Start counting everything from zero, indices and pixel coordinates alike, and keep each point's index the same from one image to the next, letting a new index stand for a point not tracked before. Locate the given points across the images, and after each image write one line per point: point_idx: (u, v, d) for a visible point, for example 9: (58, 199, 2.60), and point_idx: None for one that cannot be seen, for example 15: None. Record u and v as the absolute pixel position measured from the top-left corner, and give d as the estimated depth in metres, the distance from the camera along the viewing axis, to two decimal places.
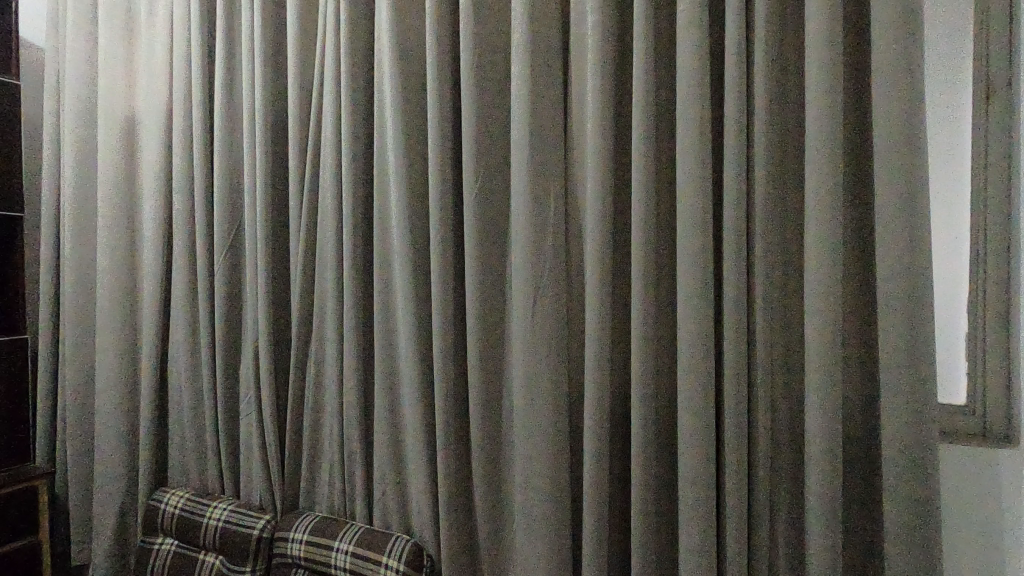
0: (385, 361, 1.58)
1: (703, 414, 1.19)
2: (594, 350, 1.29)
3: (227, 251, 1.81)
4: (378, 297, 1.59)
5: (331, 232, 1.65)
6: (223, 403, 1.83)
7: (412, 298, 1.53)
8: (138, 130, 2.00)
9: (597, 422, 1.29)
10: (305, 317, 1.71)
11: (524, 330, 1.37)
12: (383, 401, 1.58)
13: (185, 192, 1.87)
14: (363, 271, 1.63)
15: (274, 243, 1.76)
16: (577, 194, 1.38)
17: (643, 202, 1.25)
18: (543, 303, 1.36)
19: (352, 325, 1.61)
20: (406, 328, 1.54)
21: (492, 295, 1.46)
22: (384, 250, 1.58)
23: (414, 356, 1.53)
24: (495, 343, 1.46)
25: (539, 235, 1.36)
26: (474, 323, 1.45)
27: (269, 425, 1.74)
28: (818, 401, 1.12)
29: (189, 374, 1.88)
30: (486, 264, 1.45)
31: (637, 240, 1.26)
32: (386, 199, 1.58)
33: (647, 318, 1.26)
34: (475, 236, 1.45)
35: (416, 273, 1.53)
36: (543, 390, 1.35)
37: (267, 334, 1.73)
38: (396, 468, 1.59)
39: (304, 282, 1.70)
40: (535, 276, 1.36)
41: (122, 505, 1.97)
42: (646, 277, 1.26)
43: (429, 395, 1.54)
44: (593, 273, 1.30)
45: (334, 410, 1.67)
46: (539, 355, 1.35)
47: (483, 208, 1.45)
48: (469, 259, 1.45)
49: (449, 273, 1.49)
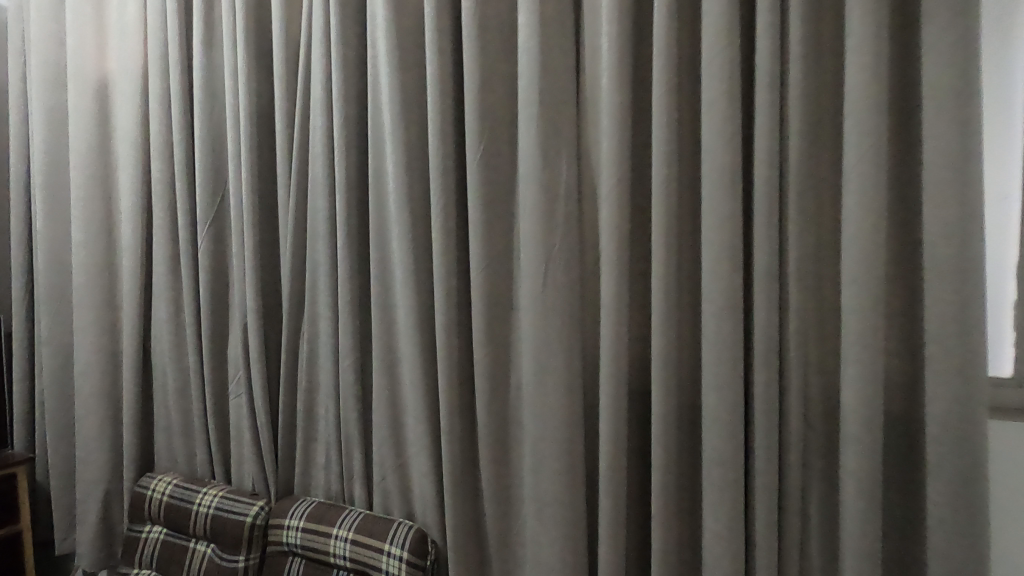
0: (383, 338, 1.48)
1: (731, 392, 1.10)
2: (611, 323, 1.20)
3: (211, 221, 1.69)
4: (376, 269, 1.48)
5: (323, 201, 1.53)
6: (212, 385, 1.72)
7: (413, 270, 1.43)
8: (112, 93, 1.86)
9: (615, 399, 1.20)
10: (297, 292, 1.60)
11: (535, 302, 1.27)
12: (382, 382, 1.49)
13: (164, 160, 1.74)
14: (358, 242, 1.52)
15: (261, 212, 1.64)
16: (591, 155, 1.28)
17: (664, 162, 1.15)
18: (555, 272, 1.25)
19: (347, 299, 1.51)
20: (406, 302, 1.44)
21: (499, 265, 1.35)
22: (381, 220, 1.47)
23: (416, 331, 1.43)
24: (503, 317, 1.36)
25: (550, 199, 1.26)
26: (480, 296, 1.35)
27: (260, 406, 1.64)
28: (856, 375, 1.04)
29: (174, 353, 1.77)
30: (492, 231, 1.35)
31: (658, 203, 1.16)
32: (382, 163, 1.47)
33: (669, 288, 1.16)
34: (479, 202, 1.34)
35: (416, 242, 1.43)
36: (555, 366, 1.26)
37: (256, 310, 1.62)
38: (397, 450, 1.50)
39: (294, 254, 1.59)
40: (546, 244, 1.26)
41: (107, 492, 1.87)
42: (668, 243, 1.16)
43: (432, 374, 1.45)
44: (609, 239, 1.20)
45: (329, 391, 1.57)
46: (551, 329, 1.26)
47: (488, 172, 1.34)
48: (473, 226, 1.35)
49: (452, 242, 1.38)
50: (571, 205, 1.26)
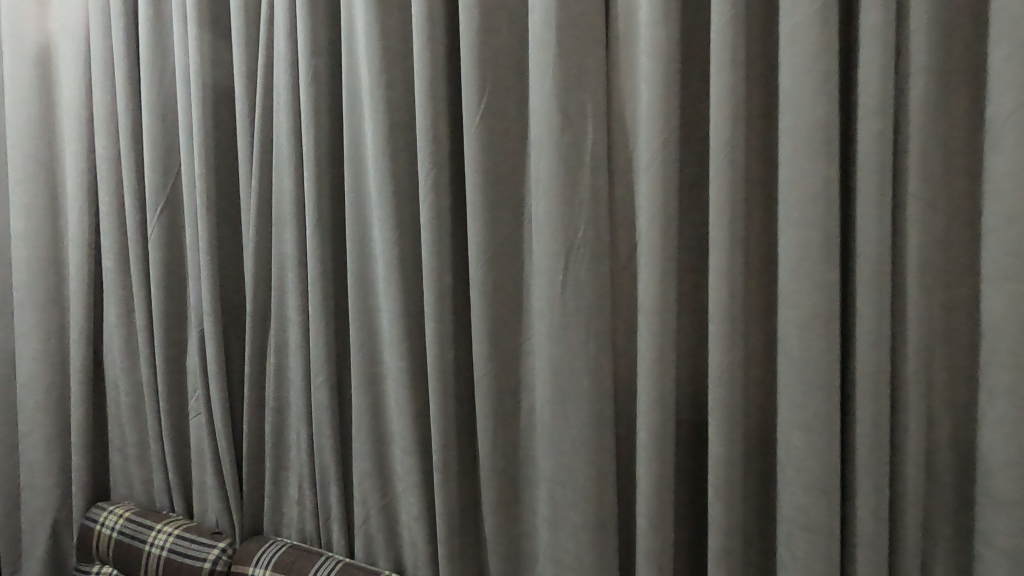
0: (363, 350, 1.20)
1: (822, 433, 0.80)
2: (653, 336, 0.90)
3: (163, 206, 1.42)
4: (354, 263, 1.19)
5: (289, 179, 1.25)
6: (167, 402, 1.45)
7: (398, 266, 1.14)
8: (55, 60, 1.59)
9: (657, 436, 0.91)
10: (263, 291, 1.33)
11: (551, 306, 0.97)
12: (362, 403, 1.20)
13: (111, 134, 1.47)
14: (332, 230, 1.23)
15: (218, 195, 1.36)
16: (625, 113, 0.96)
17: (726, 116, 0.85)
18: (578, 267, 0.95)
19: (318, 301, 1.22)
20: (389, 306, 1.15)
21: (505, 259, 1.06)
22: (359, 203, 1.18)
23: (402, 342, 1.14)
24: (510, 324, 1.07)
25: (570, 170, 0.95)
26: (481, 298, 1.06)
27: (220, 428, 1.37)
28: (1010, 415, 0.72)
29: (126, 363, 1.51)
30: (496, 215, 1.05)
31: (717, 172, 0.86)
32: (360, 130, 1.18)
33: (732, 288, 0.86)
34: (479, 177, 1.05)
35: (401, 230, 1.14)
36: (578, 392, 0.96)
37: (212, 314, 1.34)
38: (381, 486, 1.21)
39: (258, 245, 1.31)
40: (565, 230, 0.95)
41: (56, 522, 1.62)
42: (732, 226, 0.85)
43: (423, 395, 1.16)
44: (651, 224, 0.90)
45: (300, 412, 1.29)
46: (572, 343, 0.96)
47: (490, 138, 1.04)
48: (472, 209, 1.05)
49: (447, 229, 1.09)
50: (601, 177, 0.95)
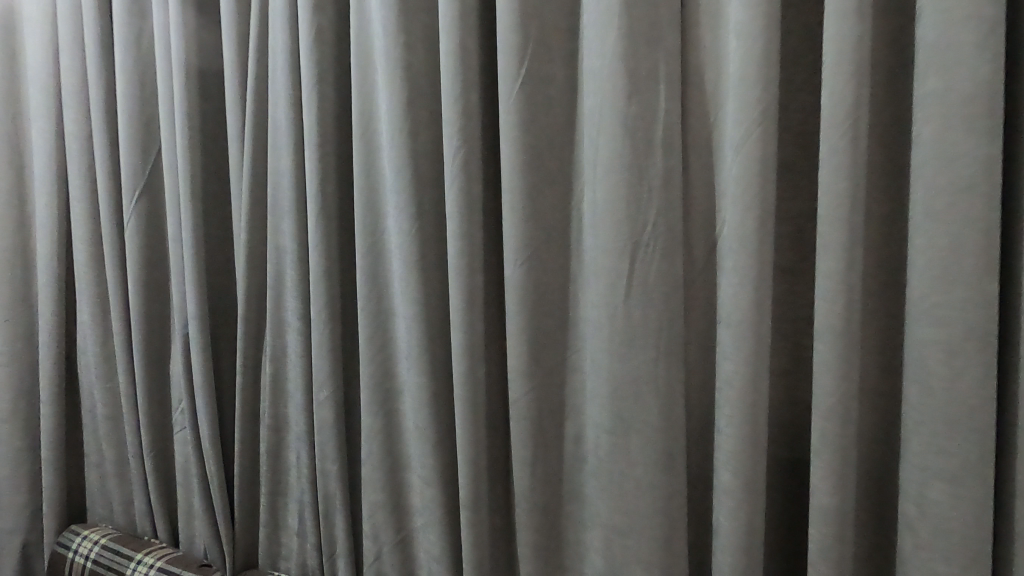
0: (376, 361, 1.02)
1: (975, 487, 0.62)
2: (742, 355, 0.72)
3: (141, 192, 1.23)
4: (365, 259, 1.01)
5: (288, 160, 1.06)
6: (148, 415, 1.27)
7: (418, 263, 0.96)
8: (17, 22, 1.39)
9: (746, 479, 0.73)
10: (258, 290, 1.15)
11: (610, 316, 0.79)
12: (375, 424, 1.03)
13: (82, 107, 1.28)
14: (339, 220, 1.05)
15: (204, 178, 1.17)
16: (705, 77, 0.78)
17: (848, 80, 0.66)
18: (646, 268, 0.77)
19: (321, 304, 1.03)
20: (407, 311, 0.97)
21: (549, 256, 0.88)
22: (371, 190, 1.00)
23: (423, 353, 0.97)
24: (554, 334, 0.89)
25: (638, 148, 0.76)
26: (520, 304, 0.88)
27: (208, 448, 1.19)
28: None
29: (102, 369, 1.33)
30: (539, 203, 0.87)
31: (834, 151, 0.67)
32: (372, 101, 0.99)
33: (849, 297, 0.68)
34: (519, 157, 0.86)
35: (422, 221, 0.96)
36: (644, 420, 0.78)
37: (198, 316, 1.15)
38: (396, 520, 1.04)
39: (252, 237, 1.13)
40: (631, 222, 0.77)
41: (25, 545, 1.44)
42: (852, 219, 0.67)
43: (447, 415, 0.99)
44: (742, 215, 0.72)
45: (300, 431, 1.11)
46: (637, 361, 0.78)
47: (533, 109, 0.86)
48: (511, 196, 0.87)
49: (478, 219, 0.90)
50: (675, 157, 0.76)
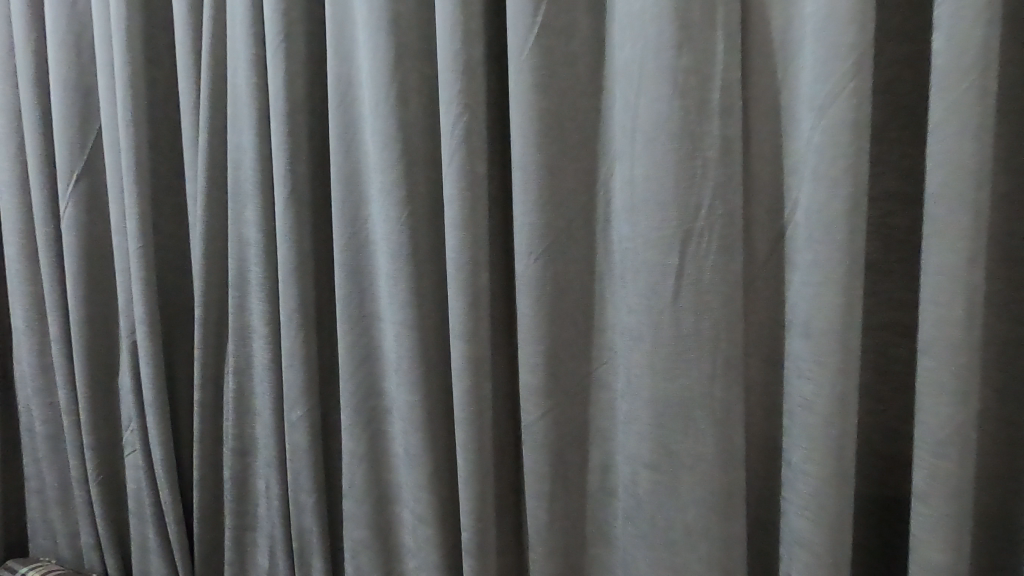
0: (360, 375, 0.86)
1: None
2: (826, 373, 0.57)
3: (80, 174, 1.05)
4: (345, 254, 0.84)
5: (252, 135, 0.89)
6: (93, 436, 1.09)
7: (410, 258, 0.79)
8: None
9: (830, 528, 0.58)
10: (218, 290, 0.98)
11: (653, 321, 0.63)
12: (359, 449, 0.87)
13: (9, 77, 1.09)
14: (313, 207, 0.89)
15: (153, 158, 0.99)
16: (774, 22, 0.61)
17: (976, 14, 0.50)
18: (700, 263, 0.61)
19: (293, 307, 0.86)
20: (397, 317, 0.80)
21: (570, 250, 0.72)
22: (351, 170, 0.84)
23: (416, 366, 0.80)
24: (576, 344, 0.74)
25: (689, 111, 0.60)
26: (535, 306, 0.72)
27: (162, 475, 1.01)
28: None
29: (40, 380, 1.15)
30: (559, 184, 0.71)
31: (953, 111, 0.52)
32: (352, 63, 0.83)
33: (972, 300, 0.52)
34: (535, 125, 0.70)
35: (413, 206, 0.79)
36: (696, 453, 0.63)
37: (147, 321, 0.97)
38: (385, 562, 0.88)
39: (209, 227, 0.95)
40: (680, 206, 0.61)
41: None
42: (981, 197, 0.51)
43: (444, 438, 0.83)
44: (828, 195, 0.56)
45: (270, 455, 0.94)
46: (688, 380, 0.62)
47: (552, 68, 0.70)
48: (524, 175, 0.71)
49: (483, 203, 0.74)
50: (736, 121, 0.60)
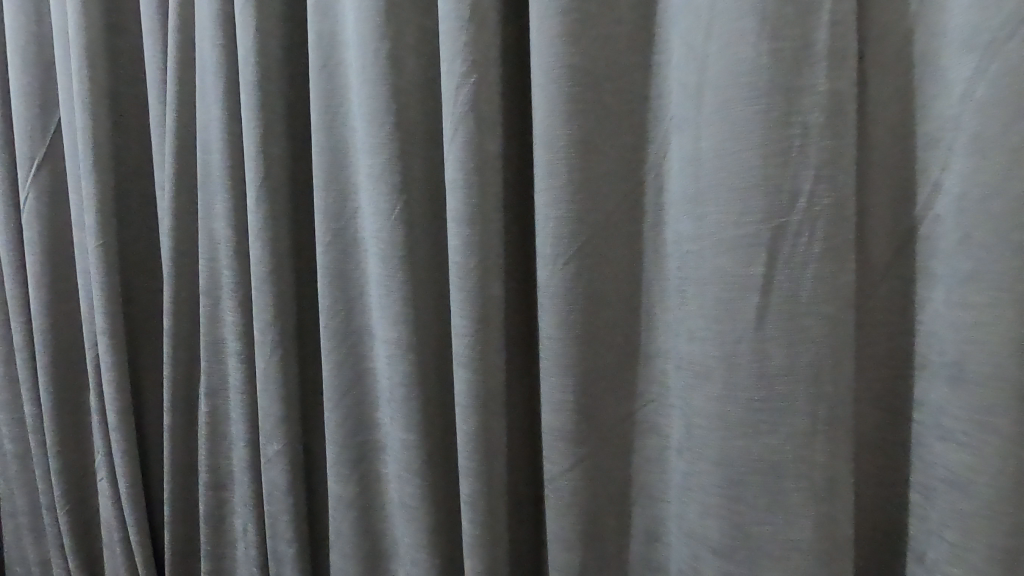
0: (347, 405, 0.70)
1: None
2: (991, 440, 0.39)
3: (41, 160, 0.92)
4: (328, 256, 0.68)
5: (221, 110, 0.73)
6: (59, 460, 0.96)
7: (405, 261, 0.63)
8: None
9: None
10: (188, 297, 0.83)
11: (728, 354, 0.45)
12: (345, 496, 0.71)
13: None
14: (292, 198, 0.73)
15: (116, 141, 0.85)
16: None
17: None
18: (796, 276, 0.43)
19: (267, 320, 0.71)
20: (389, 335, 0.64)
21: (610, 253, 0.55)
22: (336, 151, 0.68)
23: (413, 396, 0.64)
24: (615, 375, 0.57)
25: (783, 58, 0.42)
26: (563, 327, 0.55)
27: (128, 510, 0.87)
28: None
29: (6, 393, 1.02)
30: (594, 167, 0.54)
31: None
32: (336, 18, 0.67)
33: None
34: (564, 89, 0.53)
35: (409, 197, 0.63)
36: (786, 542, 0.44)
37: (110, 332, 0.83)
38: None
39: (178, 222, 0.81)
40: (769, 194, 0.43)
41: None
42: None
43: (449, 486, 0.67)
44: (1002, 176, 0.38)
45: (246, 494, 0.79)
46: (777, 439, 0.44)
47: (588, 10, 0.52)
48: (551, 155, 0.54)
49: (496, 192, 0.57)
50: (850, 72, 0.42)
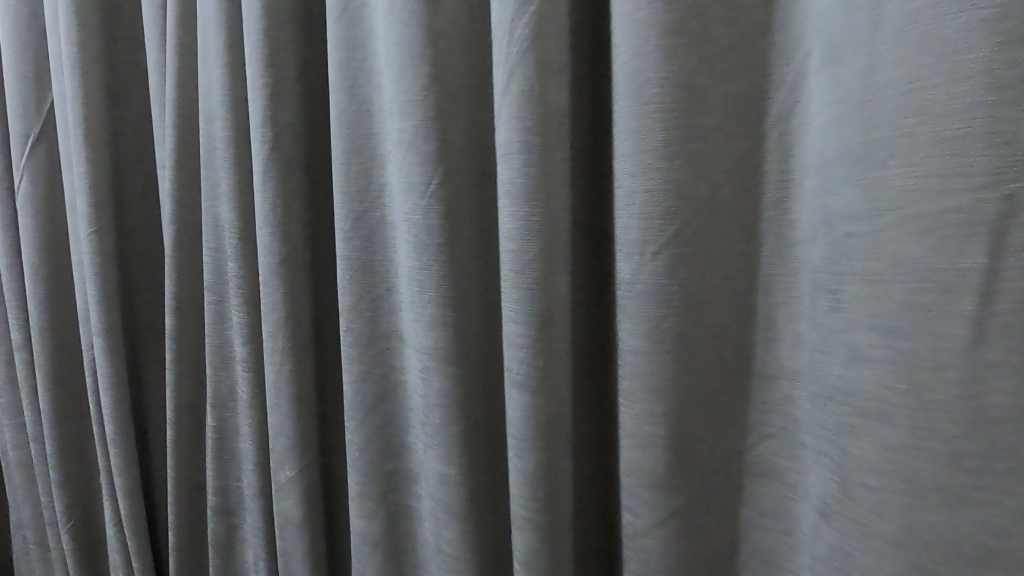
0: (373, 425, 0.58)
1: None
2: None
3: (35, 138, 0.81)
4: (350, 245, 0.56)
5: (223, 69, 0.61)
6: (60, 470, 0.86)
7: (443, 249, 0.49)
8: None
9: None
10: (192, 293, 0.71)
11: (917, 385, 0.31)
12: (371, 535, 0.58)
13: None
14: (307, 174, 0.61)
15: (112, 114, 0.74)
16: None
17: None
18: None
19: (277, 320, 0.59)
20: (423, 344, 0.51)
21: (718, 238, 0.42)
22: (359, 115, 0.55)
23: (454, 419, 0.51)
24: (720, 401, 0.43)
25: None
26: (653, 338, 0.42)
27: (129, 534, 0.76)
28: None
29: (9, 396, 0.93)
30: (699, 124, 0.40)
31: None
32: None
33: None
34: (659, 16, 0.40)
35: (449, 167, 0.49)
36: None
37: (106, 332, 0.72)
38: None
39: (180, 206, 0.69)
40: (997, 144, 0.28)
41: None
42: None
43: (497, 530, 0.53)
44: None
45: (258, 523, 0.67)
46: (999, 516, 0.29)
47: None
48: (641, 107, 0.41)
49: (563, 157, 0.43)
50: None
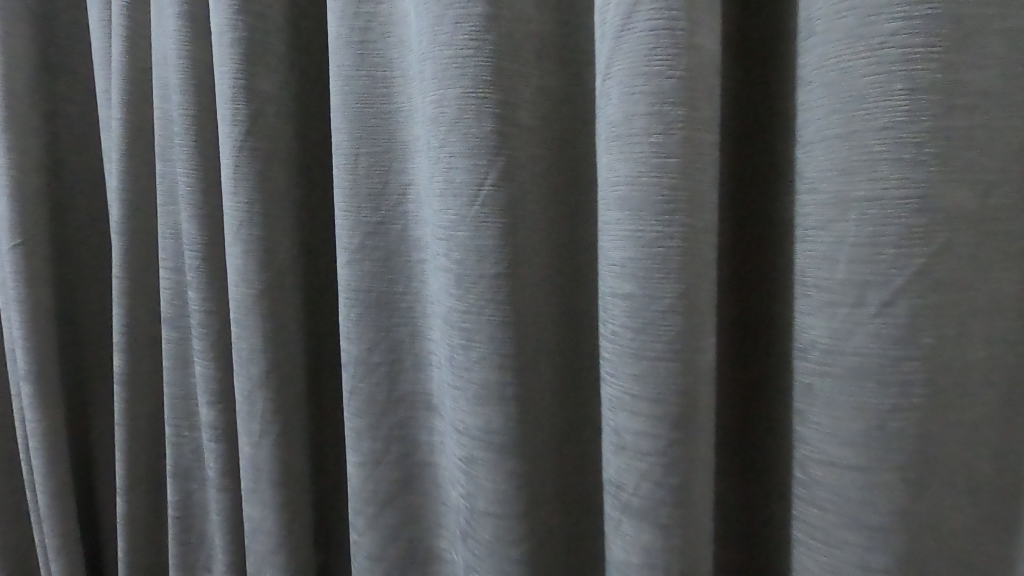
0: (388, 528, 0.40)
1: None
2: None
3: None
4: (357, 272, 0.39)
5: (180, 24, 0.44)
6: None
7: (503, 283, 0.32)
8: None
9: None
10: (148, 328, 0.54)
11: None
12: None
13: None
14: (298, 170, 0.44)
15: (47, 95, 0.56)
16: None
17: None
18: None
19: (255, 376, 0.42)
20: (467, 424, 0.34)
21: (983, 277, 0.25)
22: (373, 85, 0.38)
23: (514, 537, 0.34)
24: (969, 544, 0.26)
25: None
26: (872, 445, 0.25)
27: None
28: None
29: None
30: (967, 84, 0.23)
31: None
32: None
33: None
34: None
35: (510, 158, 0.32)
36: None
37: (36, 378, 0.55)
38: None
39: (130, 212, 0.52)
40: None
41: None
42: None
43: None
44: None
45: None
46: None
47: None
48: (867, 55, 0.23)
49: (712, 141, 0.26)
50: None
